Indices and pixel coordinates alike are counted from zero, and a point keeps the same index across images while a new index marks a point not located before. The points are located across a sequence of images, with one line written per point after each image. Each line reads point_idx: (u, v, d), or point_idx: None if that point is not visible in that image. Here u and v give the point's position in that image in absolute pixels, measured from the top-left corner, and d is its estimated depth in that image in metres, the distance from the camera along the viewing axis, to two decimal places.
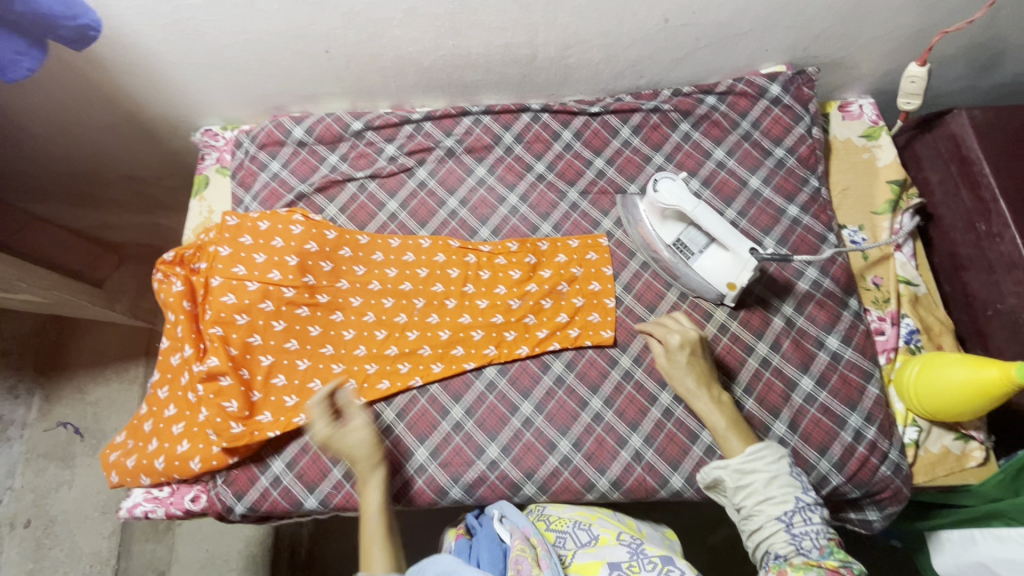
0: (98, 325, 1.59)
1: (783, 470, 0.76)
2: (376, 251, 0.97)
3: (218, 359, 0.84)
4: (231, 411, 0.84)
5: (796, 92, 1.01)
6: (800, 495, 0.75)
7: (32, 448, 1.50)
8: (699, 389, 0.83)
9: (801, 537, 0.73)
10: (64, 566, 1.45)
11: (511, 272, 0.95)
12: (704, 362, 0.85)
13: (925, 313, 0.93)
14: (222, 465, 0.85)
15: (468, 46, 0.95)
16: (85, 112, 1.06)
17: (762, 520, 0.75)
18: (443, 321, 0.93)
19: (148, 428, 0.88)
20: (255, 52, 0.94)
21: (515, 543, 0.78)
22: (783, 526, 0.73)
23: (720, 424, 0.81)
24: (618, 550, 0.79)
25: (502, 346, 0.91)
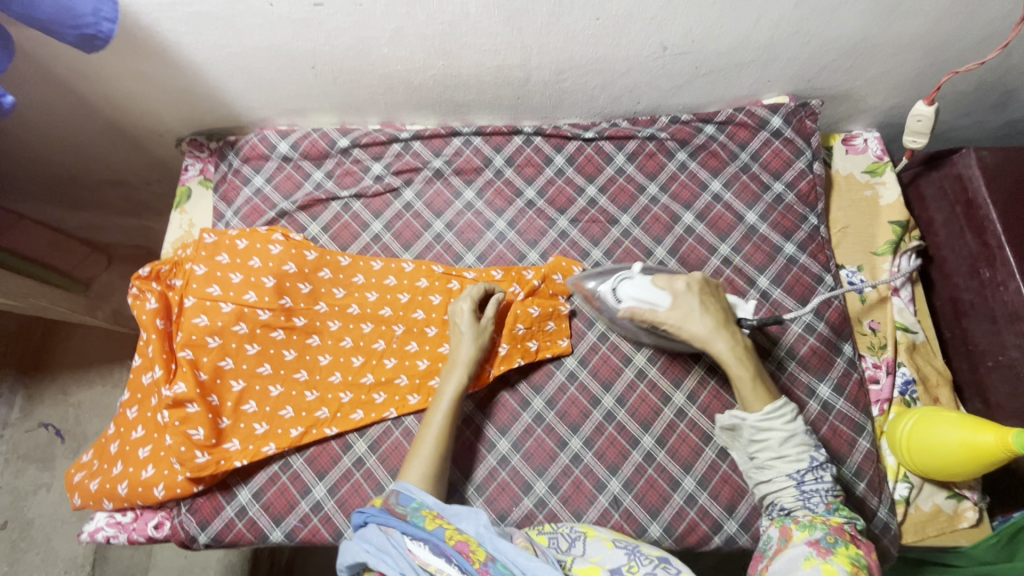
0: (81, 329, 1.57)
1: (798, 429, 0.72)
2: (357, 273, 0.94)
3: (186, 385, 0.82)
4: (198, 439, 0.81)
5: (799, 125, 0.98)
6: (815, 454, 0.71)
7: (13, 448, 1.47)
8: (719, 331, 0.74)
9: (812, 493, 0.70)
10: (39, 571, 1.40)
11: (496, 301, 0.92)
12: (717, 304, 0.76)
13: (923, 363, 0.90)
14: (187, 493, 0.82)
15: (459, 67, 0.91)
16: (66, 116, 1.04)
17: (774, 475, 0.72)
18: (422, 349, 0.90)
19: (114, 449, 0.86)
20: (238, 65, 0.91)
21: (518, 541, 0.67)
22: (794, 484, 0.71)
23: (744, 371, 0.73)
24: (615, 554, 0.69)
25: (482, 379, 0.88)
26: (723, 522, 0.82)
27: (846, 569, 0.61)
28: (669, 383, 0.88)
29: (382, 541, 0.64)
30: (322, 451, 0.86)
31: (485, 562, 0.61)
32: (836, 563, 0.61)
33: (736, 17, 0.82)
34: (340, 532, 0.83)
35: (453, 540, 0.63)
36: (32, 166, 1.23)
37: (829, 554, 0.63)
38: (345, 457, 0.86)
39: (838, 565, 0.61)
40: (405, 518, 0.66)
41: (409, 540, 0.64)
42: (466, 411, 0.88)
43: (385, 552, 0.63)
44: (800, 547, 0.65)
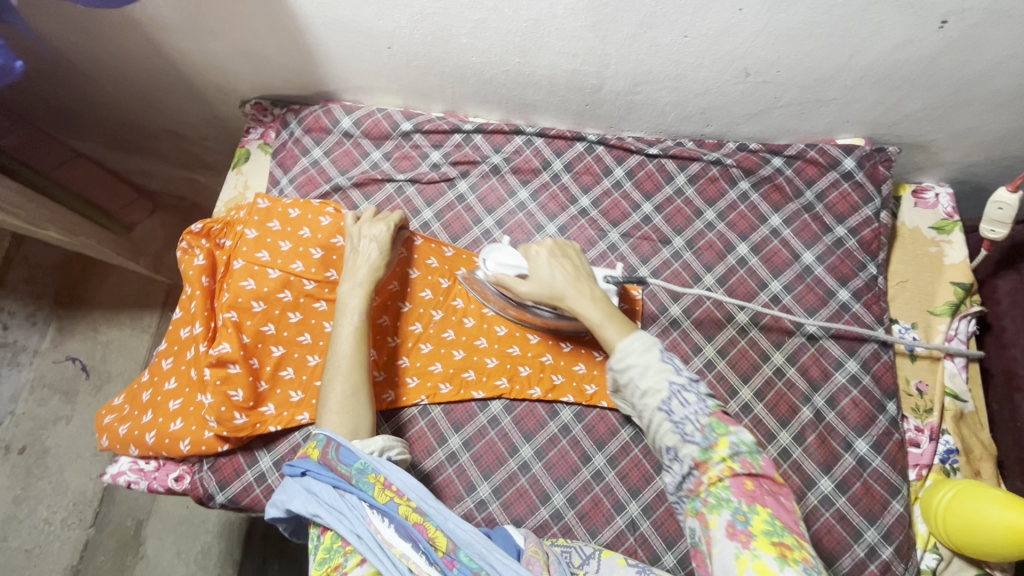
0: (118, 272, 1.60)
1: (656, 360, 0.63)
2: None
3: (229, 346, 0.83)
4: (236, 400, 0.82)
5: (872, 169, 0.94)
6: (674, 378, 0.61)
7: (40, 376, 1.49)
8: (570, 286, 0.74)
9: (682, 424, 0.60)
10: (49, 499, 1.43)
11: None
12: (572, 262, 0.77)
13: (968, 434, 0.87)
14: (211, 451, 0.84)
15: (534, 66, 0.90)
16: (140, 64, 1.06)
17: (647, 414, 0.63)
18: (458, 341, 0.90)
19: (146, 397, 0.88)
20: (316, 36, 0.91)
21: (528, 546, 0.67)
22: (665, 417, 0.61)
23: (597, 317, 0.70)
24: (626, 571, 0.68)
25: (515, 381, 0.88)
26: None
27: (774, 558, 0.51)
28: None
29: (334, 499, 0.61)
30: None
31: (448, 552, 0.58)
32: (762, 553, 0.52)
33: (830, 51, 0.79)
34: None
35: (408, 518, 0.59)
36: (98, 106, 1.25)
37: (750, 542, 0.53)
38: None
39: (767, 556, 0.52)
40: (353, 480, 0.62)
41: (363, 506, 0.60)
42: (493, 411, 0.87)
43: (341, 514, 0.60)
44: (726, 543, 0.54)
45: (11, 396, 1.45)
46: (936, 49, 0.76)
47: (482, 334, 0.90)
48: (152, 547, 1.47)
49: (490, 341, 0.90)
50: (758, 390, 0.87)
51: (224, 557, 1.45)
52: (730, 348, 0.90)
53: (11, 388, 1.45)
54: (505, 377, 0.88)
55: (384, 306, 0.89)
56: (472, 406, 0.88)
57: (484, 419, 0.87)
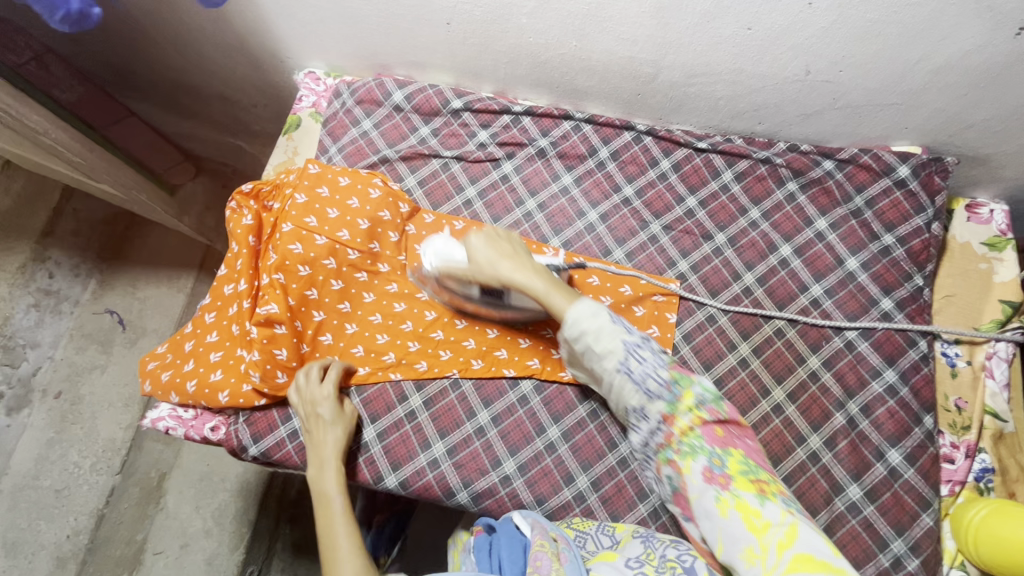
0: (160, 230, 1.66)
1: (608, 324, 0.73)
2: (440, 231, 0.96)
3: (276, 306, 0.85)
4: (280, 359, 0.85)
5: (926, 179, 0.92)
6: (627, 339, 0.72)
7: (79, 325, 1.56)
8: (507, 262, 0.79)
9: (643, 380, 0.71)
10: (80, 444, 1.48)
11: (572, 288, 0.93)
12: (506, 242, 0.82)
13: (1006, 454, 0.85)
14: (248, 404, 0.86)
15: (590, 51, 0.90)
16: (202, 26, 1.08)
17: (608, 375, 0.74)
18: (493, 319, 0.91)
19: (189, 348, 0.91)
20: (377, 7, 0.92)
21: (535, 539, 0.69)
22: (625, 376, 0.72)
23: (541, 287, 0.77)
24: (632, 545, 0.67)
25: (547, 362, 0.88)
26: None
27: (753, 496, 0.62)
28: (733, 411, 0.86)
29: None
30: (379, 395, 0.88)
31: None
32: (741, 492, 0.62)
33: (898, 53, 0.77)
34: (381, 477, 0.84)
35: None
36: (155, 66, 1.28)
37: (730, 484, 0.63)
38: (399, 407, 0.87)
39: (746, 496, 0.62)
40: None
41: None
42: (523, 390, 0.88)
43: None
44: (704, 488, 0.65)
45: (52, 341, 1.52)
46: (1010, 58, 0.74)
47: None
48: (173, 498, 1.49)
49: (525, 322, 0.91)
50: (791, 392, 0.87)
51: (240, 516, 1.47)
52: (765, 348, 0.89)
53: (52, 334, 1.52)
54: (537, 359, 0.89)
55: None
56: (503, 384, 0.88)
57: (513, 397, 0.88)
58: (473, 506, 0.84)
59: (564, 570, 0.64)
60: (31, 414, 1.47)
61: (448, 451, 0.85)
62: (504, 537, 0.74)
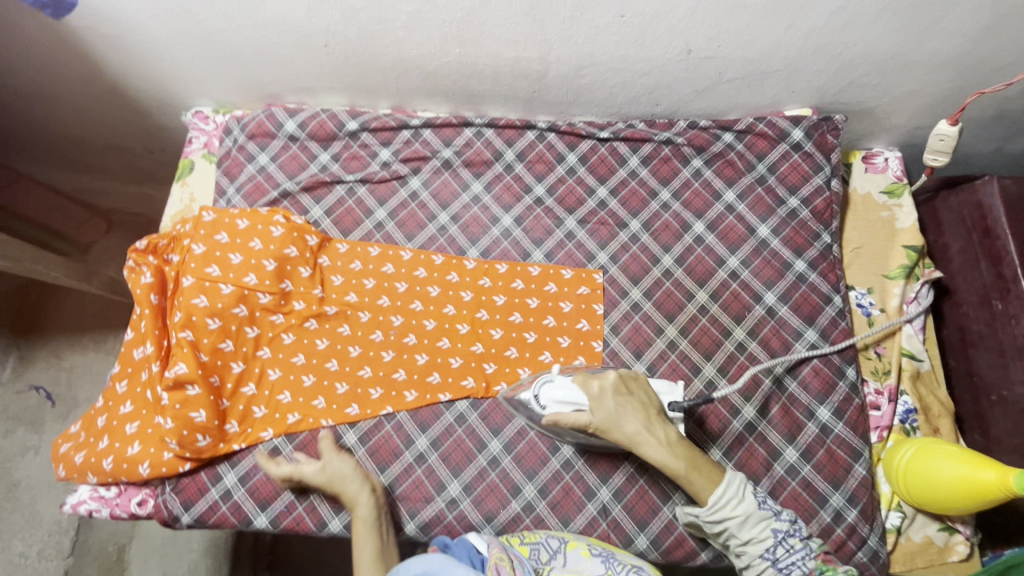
0: (77, 294, 1.56)
1: None
2: (354, 259, 0.93)
3: (187, 366, 0.80)
4: (200, 422, 0.81)
5: (820, 139, 0.95)
6: None
7: (3, 408, 1.46)
8: (641, 428, 0.74)
9: (789, 569, 0.72)
10: (23, 533, 1.40)
11: (496, 298, 0.91)
12: (636, 400, 0.76)
13: (926, 392, 0.89)
14: (172, 472, 0.82)
15: (475, 56, 0.89)
16: (71, 77, 1.02)
17: (750, 559, 0.73)
18: (420, 343, 0.89)
19: (101, 423, 0.85)
20: (249, 36, 0.89)
21: (493, 553, 0.68)
22: (771, 564, 0.71)
23: (663, 457, 0.73)
24: (592, 564, 0.70)
25: (480, 378, 0.87)
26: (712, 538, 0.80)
27: None
28: None
29: None
30: (311, 439, 0.85)
31: None
32: None
33: (765, 24, 0.79)
34: (324, 522, 0.82)
35: None
36: (39, 128, 1.22)
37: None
38: None
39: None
40: None
41: None
42: (460, 409, 0.87)
43: None
44: None
45: None
46: (869, 15, 0.77)
47: (443, 334, 0.89)
48: (137, 569, 1.41)
49: (453, 341, 0.89)
50: (721, 366, 0.88)
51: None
52: (691, 327, 0.91)
53: None
54: (469, 376, 0.87)
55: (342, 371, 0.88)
56: (437, 407, 0.86)
57: (450, 417, 0.86)
58: (423, 536, 0.82)
59: None
60: None
61: (390, 484, 0.83)
62: (457, 553, 0.71)
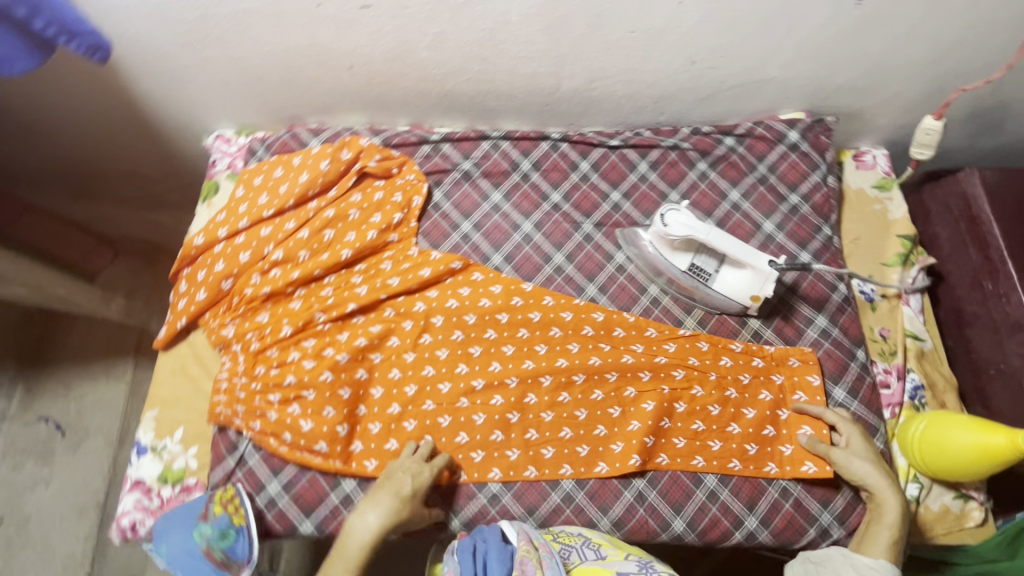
0: (83, 323, 1.53)
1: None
2: (492, 360, 0.91)
3: (398, 339, 0.91)
4: (394, 346, 0.91)
5: (814, 140, 1.02)
6: None
7: (12, 440, 1.45)
8: (881, 480, 0.81)
9: None
10: (35, 568, 1.37)
11: (708, 373, 0.91)
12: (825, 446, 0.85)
13: (931, 368, 0.96)
14: (274, 440, 0.86)
15: (493, 73, 0.94)
16: (97, 106, 1.05)
17: None
18: (575, 399, 0.89)
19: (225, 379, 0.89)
20: (277, 62, 0.93)
21: (521, 544, 0.74)
22: None
23: (874, 484, 0.81)
24: (628, 563, 0.74)
25: (611, 425, 0.89)
26: (743, 518, 0.86)
27: None
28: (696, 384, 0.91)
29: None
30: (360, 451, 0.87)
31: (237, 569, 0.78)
32: None
33: (761, 36, 0.87)
34: None
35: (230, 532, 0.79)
36: (51, 154, 1.23)
37: None
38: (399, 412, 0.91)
39: None
40: None
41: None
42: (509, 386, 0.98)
43: None
44: None
45: None
46: (855, 26, 0.85)
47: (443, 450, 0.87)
48: None
49: (573, 394, 0.90)
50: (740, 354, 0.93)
51: None
52: (709, 319, 0.95)
53: None
54: (599, 425, 0.88)
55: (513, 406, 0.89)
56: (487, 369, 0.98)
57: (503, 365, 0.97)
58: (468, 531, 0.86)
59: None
60: None
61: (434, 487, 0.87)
62: (489, 537, 0.77)
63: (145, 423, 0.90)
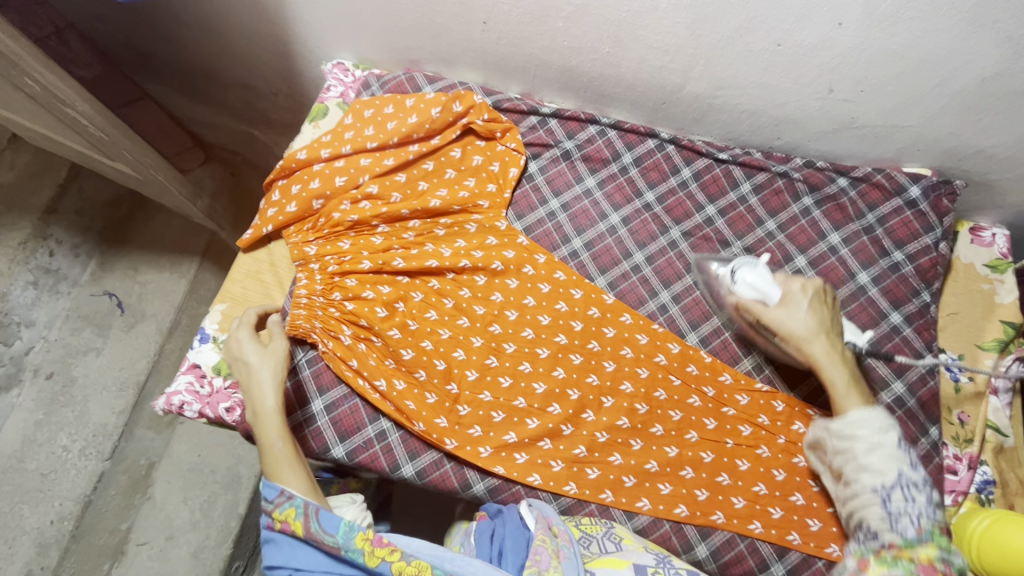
0: (163, 216, 1.64)
1: (890, 444, 0.70)
2: (557, 366, 0.89)
3: (469, 321, 0.91)
4: (464, 327, 0.91)
5: (935, 201, 0.96)
6: (905, 470, 0.68)
7: (75, 307, 1.51)
8: (818, 337, 0.76)
9: (899, 515, 0.66)
10: (70, 428, 1.43)
11: (777, 435, 0.87)
12: (829, 314, 0.78)
13: (1007, 468, 0.89)
14: (340, 359, 0.89)
15: (622, 58, 0.93)
16: (235, 11, 1.09)
17: (858, 489, 0.70)
18: (634, 428, 0.87)
19: (300, 297, 0.91)
20: (416, 2, 0.94)
21: (538, 533, 0.73)
22: (879, 503, 0.68)
23: (826, 358, 0.75)
24: (644, 555, 0.73)
25: (664, 464, 0.85)
26: (771, 563, 0.83)
27: None
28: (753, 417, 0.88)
29: None
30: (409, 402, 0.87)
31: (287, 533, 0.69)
32: None
33: (914, 78, 0.82)
34: (398, 465, 0.86)
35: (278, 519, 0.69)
36: (178, 47, 1.29)
37: None
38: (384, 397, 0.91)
39: None
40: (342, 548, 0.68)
41: None
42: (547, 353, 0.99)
43: None
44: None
45: (46, 322, 1.47)
46: (1020, 89, 0.79)
47: (486, 441, 0.85)
48: (161, 488, 1.44)
49: (633, 421, 0.87)
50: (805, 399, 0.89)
51: (228, 509, 1.43)
52: None
53: (48, 314, 1.48)
54: (652, 460, 0.85)
55: (567, 416, 0.87)
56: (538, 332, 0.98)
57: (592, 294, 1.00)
58: (490, 498, 0.86)
59: (563, 568, 0.68)
60: (21, 394, 1.42)
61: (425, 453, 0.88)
62: (507, 527, 0.77)
63: (212, 314, 0.94)
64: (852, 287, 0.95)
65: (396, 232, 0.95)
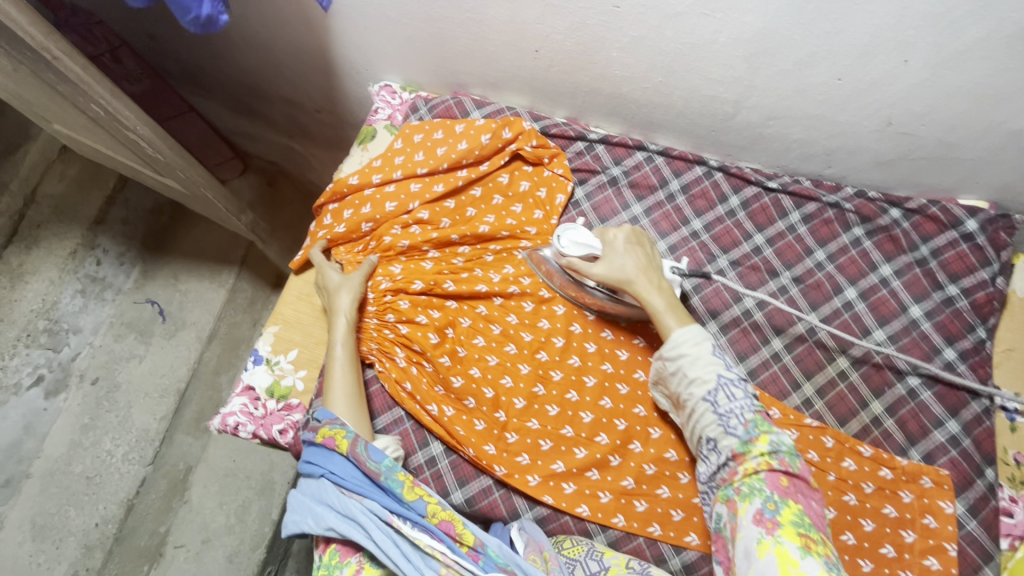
0: (204, 225, 1.67)
1: (707, 354, 0.73)
2: (604, 396, 0.89)
3: (516, 347, 0.91)
4: (512, 354, 0.91)
5: (993, 235, 0.93)
6: (722, 372, 0.72)
7: (119, 313, 1.51)
8: (639, 274, 0.80)
9: (728, 415, 0.70)
10: (114, 432, 1.42)
11: (827, 472, 0.86)
12: (644, 253, 0.83)
13: None
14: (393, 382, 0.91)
15: (674, 87, 0.92)
16: (288, 33, 1.10)
17: (694, 403, 0.74)
18: (682, 461, 0.86)
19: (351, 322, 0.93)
20: (469, 29, 0.95)
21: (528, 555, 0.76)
22: (710, 408, 0.72)
23: (659, 305, 0.78)
24: None
25: None
26: None
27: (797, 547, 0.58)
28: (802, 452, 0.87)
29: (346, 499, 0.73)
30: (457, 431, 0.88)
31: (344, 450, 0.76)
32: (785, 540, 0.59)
33: (980, 113, 0.80)
34: (447, 491, 0.87)
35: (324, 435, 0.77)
36: (226, 64, 1.31)
37: (776, 529, 0.61)
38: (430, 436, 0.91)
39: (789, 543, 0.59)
40: (382, 476, 0.74)
41: (376, 506, 0.73)
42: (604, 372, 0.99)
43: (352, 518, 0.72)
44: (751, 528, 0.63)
45: (92, 327, 1.46)
46: None
47: (534, 470, 0.86)
48: (198, 492, 1.48)
49: (681, 454, 0.87)
50: (855, 435, 0.89)
51: (262, 516, 1.48)
52: (829, 390, 0.91)
53: (93, 321, 1.46)
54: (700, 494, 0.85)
55: (615, 447, 0.87)
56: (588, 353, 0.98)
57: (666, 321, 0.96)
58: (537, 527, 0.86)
59: None
60: (68, 399, 1.39)
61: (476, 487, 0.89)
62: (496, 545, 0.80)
63: (265, 336, 0.96)
64: (904, 321, 0.93)
65: (445, 258, 0.96)
